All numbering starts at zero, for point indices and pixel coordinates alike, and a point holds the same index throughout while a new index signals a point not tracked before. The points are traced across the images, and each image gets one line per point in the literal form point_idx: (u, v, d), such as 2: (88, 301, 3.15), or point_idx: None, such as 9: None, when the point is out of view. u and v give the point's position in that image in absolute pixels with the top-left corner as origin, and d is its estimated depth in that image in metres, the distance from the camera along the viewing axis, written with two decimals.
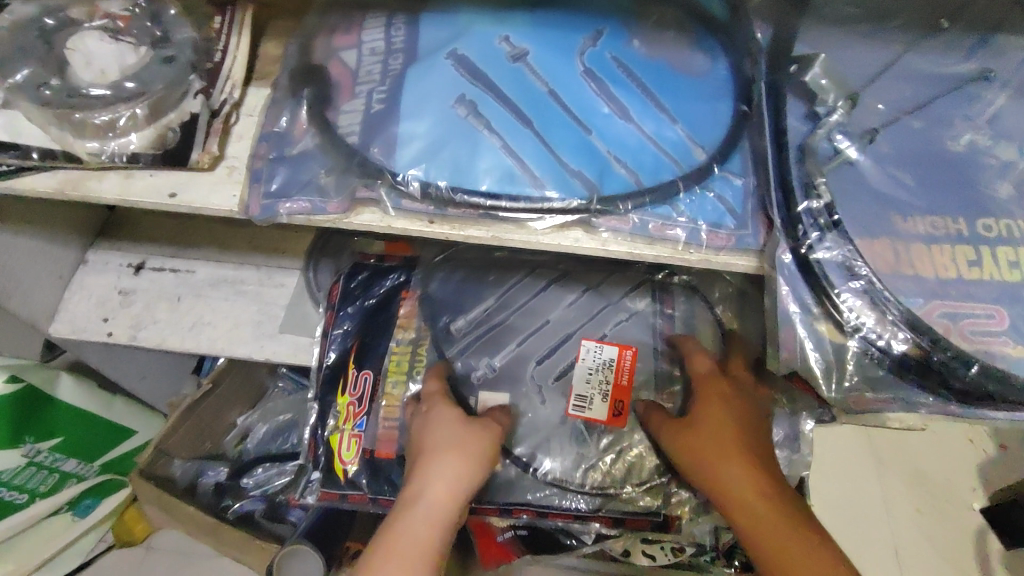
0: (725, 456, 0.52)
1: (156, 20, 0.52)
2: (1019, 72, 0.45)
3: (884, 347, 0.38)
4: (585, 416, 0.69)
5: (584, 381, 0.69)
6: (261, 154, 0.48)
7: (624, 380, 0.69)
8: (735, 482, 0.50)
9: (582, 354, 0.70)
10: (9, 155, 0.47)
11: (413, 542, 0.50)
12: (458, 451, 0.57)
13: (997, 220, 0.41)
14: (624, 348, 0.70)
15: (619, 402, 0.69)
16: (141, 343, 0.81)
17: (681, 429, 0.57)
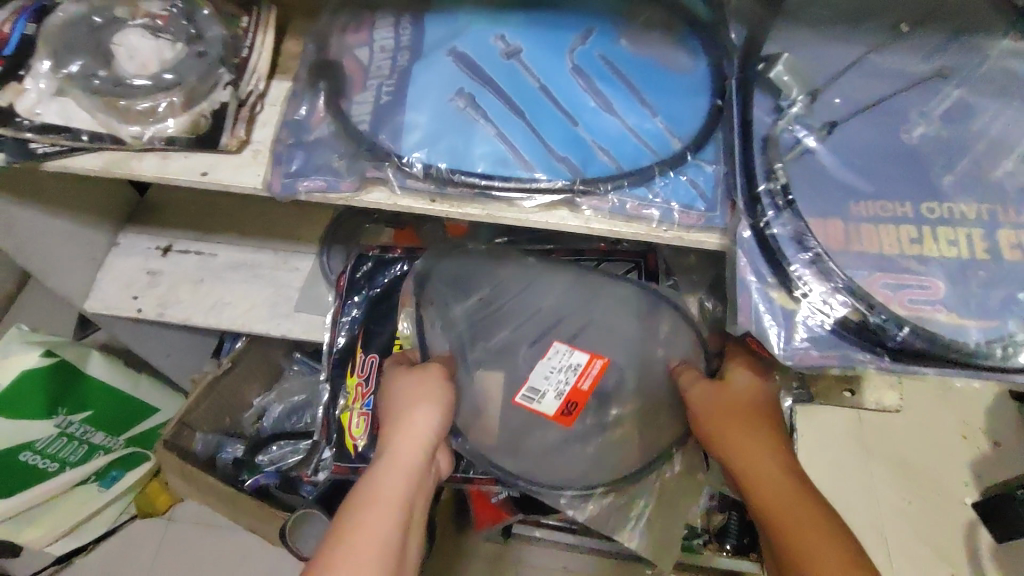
0: (746, 431, 0.61)
1: (190, 19, 0.58)
2: (970, 72, 0.49)
3: (827, 311, 0.42)
4: (531, 407, 0.70)
5: (544, 375, 0.71)
6: (282, 139, 0.54)
7: (584, 385, 0.71)
8: (758, 459, 0.59)
9: (549, 353, 0.72)
10: (61, 137, 0.53)
11: (400, 481, 0.58)
12: (415, 397, 0.65)
13: (941, 204, 0.45)
14: (594, 357, 0.72)
15: (571, 402, 0.70)
16: (167, 319, 0.87)
17: (717, 397, 0.64)
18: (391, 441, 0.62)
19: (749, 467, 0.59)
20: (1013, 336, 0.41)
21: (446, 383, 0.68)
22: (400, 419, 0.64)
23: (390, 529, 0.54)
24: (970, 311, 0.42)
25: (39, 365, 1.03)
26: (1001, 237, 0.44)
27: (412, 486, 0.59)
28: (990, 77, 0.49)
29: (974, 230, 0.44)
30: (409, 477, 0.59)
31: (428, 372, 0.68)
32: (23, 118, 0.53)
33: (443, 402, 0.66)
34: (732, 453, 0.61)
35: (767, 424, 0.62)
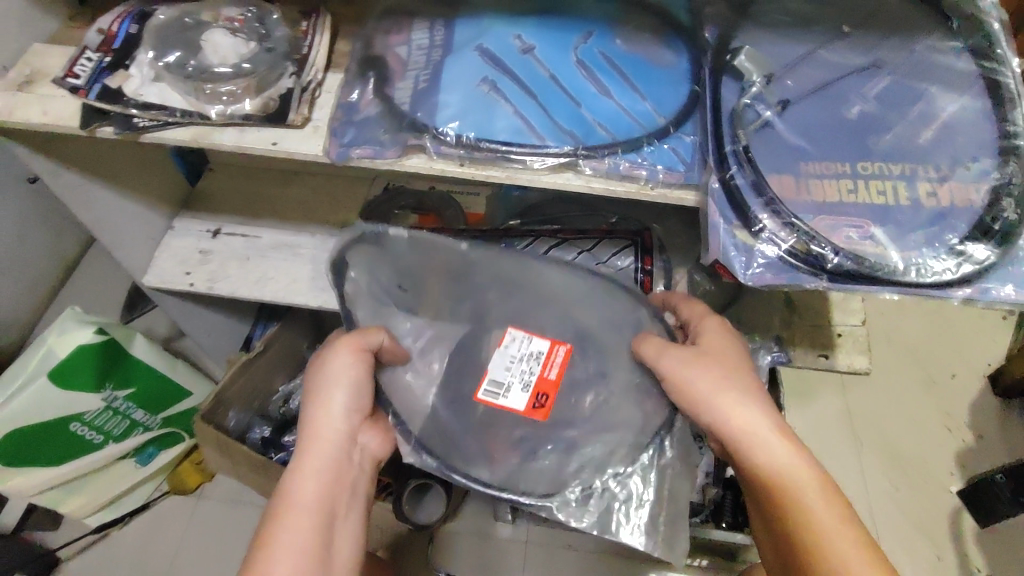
0: (731, 386, 0.60)
1: (261, 22, 0.71)
2: (902, 62, 0.60)
3: (779, 244, 0.53)
4: (498, 402, 0.66)
5: (504, 368, 0.66)
6: (337, 118, 0.66)
7: (551, 374, 0.67)
8: (746, 418, 0.59)
9: (506, 341, 0.68)
10: (159, 113, 0.65)
11: (306, 495, 0.58)
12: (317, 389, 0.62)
13: (873, 163, 0.56)
14: (556, 343, 0.69)
15: (540, 392, 0.66)
16: (216, 292, 0.98)
17: (689, 353, 0.63)
18: (300, 446, 0.60)
19: (738, 427, 0.59)
20: (927, 261, 0.51)
21: (355, 359, 0.62)
22: (308, 419, 0.61)
23: (300, 554, 0.55)
24: (891, 243, 0.52)
25: (93, 341, 1.07)
26: (920, 187, 0.54)
27: (321, 491, 0.58)
28: (918, 65, 0.60)
29: (899, 183, 0.55)
30: (319, 486, 0.59)
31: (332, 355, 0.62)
32: (130, 97, 0.65)
33: (348, 388, 0.62)
34: (716, 414, 0.60)
35: (747, 377, 0.62)
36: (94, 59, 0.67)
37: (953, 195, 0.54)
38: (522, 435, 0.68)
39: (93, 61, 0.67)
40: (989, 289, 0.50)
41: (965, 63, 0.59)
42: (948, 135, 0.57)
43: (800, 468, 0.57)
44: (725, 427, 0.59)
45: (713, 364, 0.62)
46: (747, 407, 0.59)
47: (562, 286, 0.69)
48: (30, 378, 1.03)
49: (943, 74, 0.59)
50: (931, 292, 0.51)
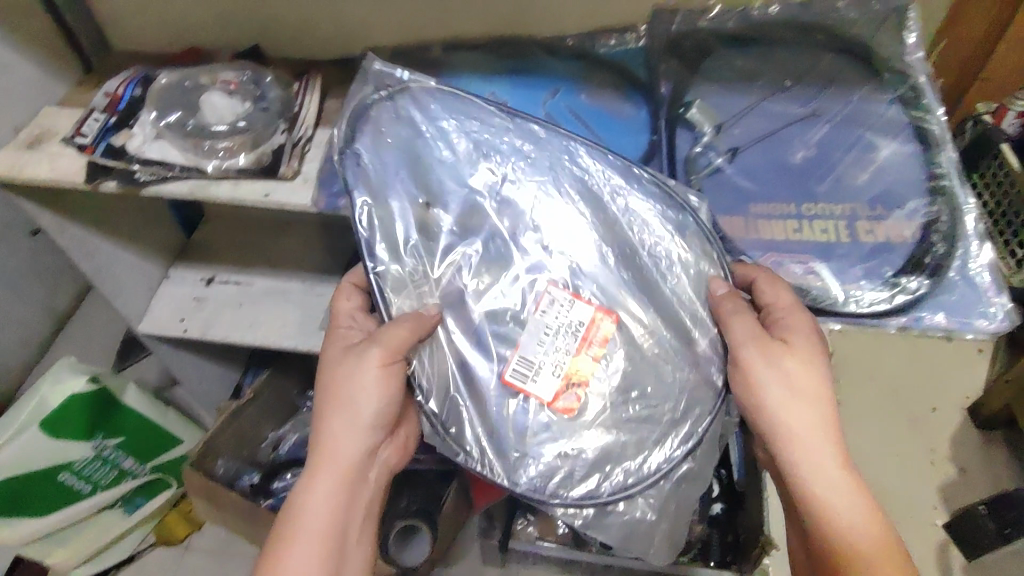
0: (808, 406, 0.55)
1: (257, 84, 0.78)
2: (838, 112, 0.67)
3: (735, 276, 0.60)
4: (524, 387, 0.60)
5: (538, 346, 0.60)
6: (326, 170, 0.71)
7: (589, 356, 0.60)
8: (817, 442, 0.55)
9: (544, 305, 0.60)
10: (159, 169, 0.70)
11: (320, 514, 0.60)
12: (342, 400, 0.62)
13: (817, 203, 0.61)
14: (604, 313, 0.61)
15: (577, 376, 0.60)
16: (208, 337, 1.01)
17: (773, 356, 0.55)
18: (313, 463, 0.61)
19: (805, 454, 0.55)
20: (864, 293, 0.56)
21: (379, 377, 0.60)
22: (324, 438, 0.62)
23: None
24: (832, 276, 0.58)
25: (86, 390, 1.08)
26: (859, 226, 0.60)
27: (335, 511, 0.61)
28: (852, 115, 0.66)
29: (840, 222, 0.60)
30: (331, 507, 0.61)
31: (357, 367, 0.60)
32: (133, 155, 0.71)
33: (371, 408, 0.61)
34: (785, 435, 0.56)
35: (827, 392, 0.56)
36: (101, 119, 0.73)
37: (888, 231, 0.59)
38: (539, 423, 0.60)
39: (100, 121, 0.73)
40: (922, 317, 0.54)
41: (896, 112, 0.65)
42: (882, 174, 0.62)
43: (858, 502, 0.55)
44: (793, 449, 0.56)
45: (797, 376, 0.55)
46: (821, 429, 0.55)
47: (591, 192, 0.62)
48: (20, 429, 1.04)
49: (875, 120, 0.66)
50: (868, 321, 0.55)
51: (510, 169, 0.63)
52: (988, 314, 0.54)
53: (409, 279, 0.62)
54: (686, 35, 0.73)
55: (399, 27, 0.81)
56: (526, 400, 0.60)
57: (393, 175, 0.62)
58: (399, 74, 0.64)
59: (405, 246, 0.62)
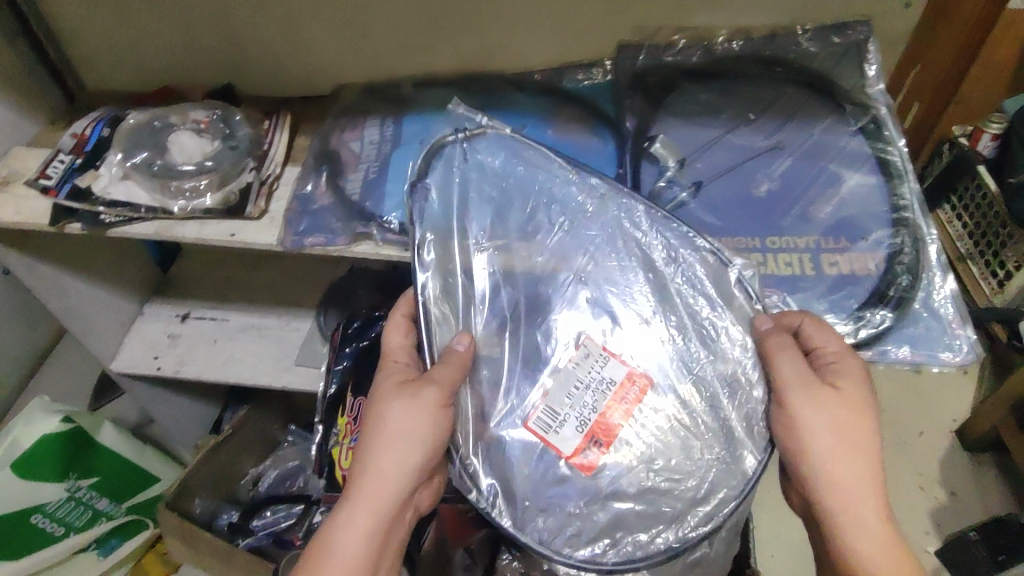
0: (851, 455, 0.53)
1: (226, 123, 0.77)
2: (801, 145, 0.68)
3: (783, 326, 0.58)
4: (546, 438, 0.57)
5: (566, 397, 0.57)
6: (293, 208, 0.71)
7: (615, 418, 0.57)
8: (862, 497, 0.52)
9: (577, 358, 0.58)
10: (125, 209, 0.70)
11: (351, 555, 0.55)
12: (390, 438, 0.57)
13: (781, 237, 0.62)
14: (634, 375, 0.58)
15: (602, 437, 0.56)
16: (183, 375, 1.00)
17: (819, 401, 0.53)
18: (353, 495, 0.56)
19: (848, 508, 0.52)
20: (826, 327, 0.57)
21: (436, 413, 0.56)
22: (368, 471, 0.57)
23: None
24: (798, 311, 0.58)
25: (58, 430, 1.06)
26: (824, 258, 0.60)
27: (368, 552, 0.55)
28: (815, 148, 0.67)
29: (803, 255, 0.60)
30: (363, 546, 0.55)
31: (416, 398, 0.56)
32: (99, 196, 0.70)
33: (424, 446, 0.56)
34: (827, 487, 0.53)
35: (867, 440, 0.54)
36: (67, 161, 0.73)
37: (852, 264, 0.59)
38: (552, 476, 0.57)
39: (66, 163, 0.73)
40: (887, 351, 0.55)
41: (859, 143, 0.66)
42: (845, 207, 0.63)
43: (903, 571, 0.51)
44: (836, 501, 0.53)
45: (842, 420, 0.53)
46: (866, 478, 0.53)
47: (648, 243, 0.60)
48: None
49: (837, 153, 0.66)
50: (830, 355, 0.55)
51: (564, 218, 0.61)
52: (951, 347, 0.54)
53: (455, 325, 0.60)
54: (652, 69, 0.74)
55: (371, 65, 0.82)
56: (544, 453, 0.57)
57: (451, 208, 0.62)
58: (478, 119, 0.64)
59: (452, 282, 0.60)
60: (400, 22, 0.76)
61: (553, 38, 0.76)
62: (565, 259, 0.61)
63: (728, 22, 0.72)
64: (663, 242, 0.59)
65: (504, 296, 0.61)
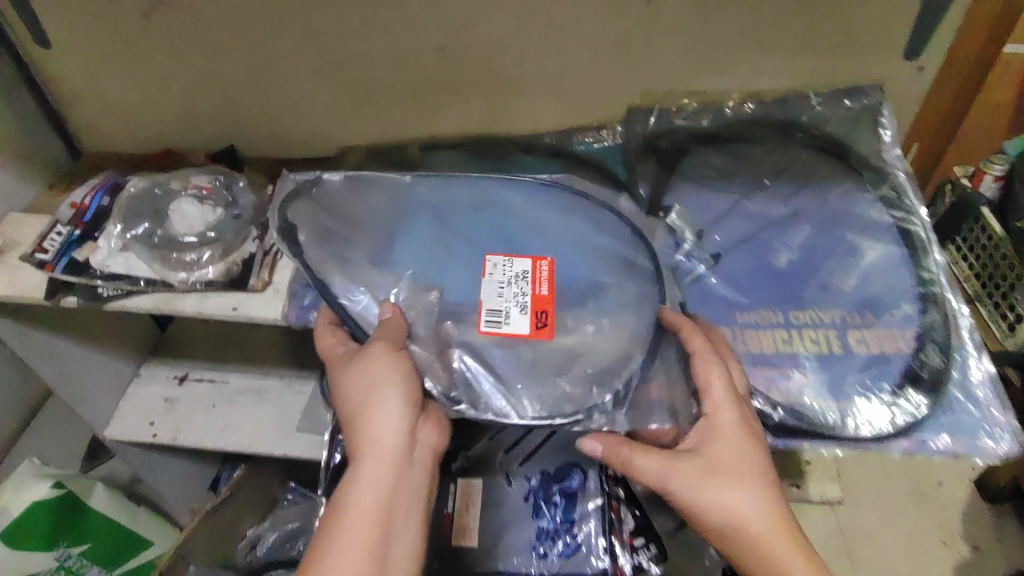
0: (743, 493, 0.51)
1: (229, 189, 0.75)
2: (820, 212, 0.66)
3: (801, 401, 0.55)
4: (501, 333, 0.59)
5: (496, 296, 0.60)
6: (298, 279, 0.69)
7: (544, 292, 0.61)
8: (773, 532, 0.51)
9: (490, 270, 0.62)
10: (123, 282, 0.68)
11: (364, 507, 0.52)
12: (363, 392, 0.55)
13: (805, 311, 0.59)
14: (538, 259, 0.63)
15: (540, 312, 0.59)
16: (180, 442, 0.96)
17: (690, 470, 0.52)
18: (353, 465, 0.53)
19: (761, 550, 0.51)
20: (865, 413, 0.54)
21: (395, 358, 0.55)
22: (354, 428, 0.54)
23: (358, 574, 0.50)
24: (829, 394, 0.55)
25: (47, 498, 1.01)
26: (852, 336, 0.57)
27: (381, 503, 0.52)
28: (835, 215, 0.65)
29: (829, 330, 0.58)
30: (377, 496, 0.52)
31: (369, 355, 0.55)
32: (96, 269, 0.68)
33: (394, 388, 0.54)
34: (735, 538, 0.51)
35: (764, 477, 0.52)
36: (64, 233, 0.70)
37: (881, 340, 0.57)
38: (521, 361, 0.58)
39: (63, 235, 0.70)
40: (926, 440, 0.52)
41: (879, 210, 0.64)
42: (869, 280, 0.60)
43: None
44: (746, 545, 0.51)
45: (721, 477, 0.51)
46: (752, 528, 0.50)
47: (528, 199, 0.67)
48: None
49: (857, 221, 0.64)
50: (870, 445, 0.53)
51: (443, 194, 0.68)
52: (993, 434, 0.52)
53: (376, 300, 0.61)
54: (664, 134, 0.73)
55: (374, 128, 0.81)
56: (507, 346, 0.58)
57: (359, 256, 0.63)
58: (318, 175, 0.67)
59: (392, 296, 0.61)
60: (407, 86, 0.75)
61: (561, 102, 0.75)
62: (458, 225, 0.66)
63: (740, 86, 0.71)
64: (532, 199, 0.67)
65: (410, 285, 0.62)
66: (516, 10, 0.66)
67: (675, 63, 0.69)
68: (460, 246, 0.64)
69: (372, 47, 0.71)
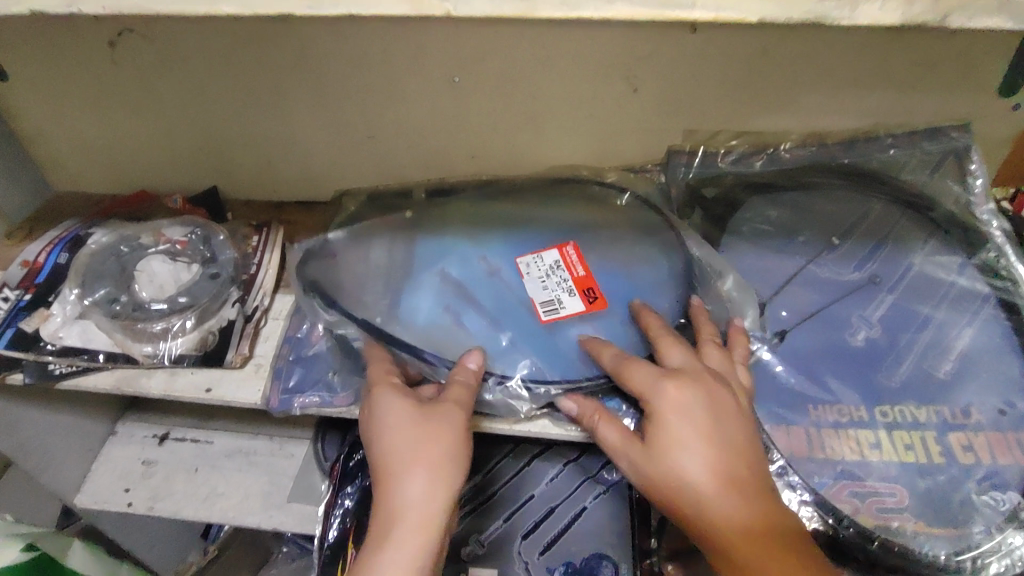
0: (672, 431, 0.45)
1: (207, 244, 0.65)
2: (900, 279, 0.57)
3: (897, 528, 0.47)
4: (562, 320, 0.56)
5: (539, 289, 0.57)
6: (283, 354, 0.59)
7: (581, 271, 0.58)
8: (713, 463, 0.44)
9: (524, 270, 0.58)
10: (80, 358, 0.58)
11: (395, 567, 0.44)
12: (412, 448, 0.47)
13: (893, 407, 0.51)
14: (563, 245, 0.59)
15: (586, 289, 0.57)
16: (156, 513, 0.81)
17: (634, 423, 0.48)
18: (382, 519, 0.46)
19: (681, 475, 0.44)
20: (981, 547, 0.46)
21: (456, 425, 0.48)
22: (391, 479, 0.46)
23: None
24: (933, 519, 0.47)
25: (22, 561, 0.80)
26: (953, 440, 0.49)
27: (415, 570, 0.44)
28: (920, 283, 0.57)
29: (926, 432, 0.50)
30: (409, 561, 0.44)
31: (449, 423, 0.47)
32: (47, 342, 0.58)
33: (451, 458, 0.47)
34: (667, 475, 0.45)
35: (730, 447, 0.44)
36: (11, 298, 0.61)
37: (991, 448, 0.49)
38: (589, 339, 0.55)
39: (10, 301, 0.61)
40: None
41: (969, 281, 0.57)
42: (968, 369, 0.52)
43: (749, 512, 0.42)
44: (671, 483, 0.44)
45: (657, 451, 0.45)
46: (691, 488, 0.43)
47: (549, 219, 0.63)
48: None
49: (944, 297, 0.56)
50: None
51: (450, 228, 0.62)
52: None
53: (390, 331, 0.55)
54: (709, 181, 0.64)
55: (377, 168, 0.72)
56: (574, 328, 0.55)
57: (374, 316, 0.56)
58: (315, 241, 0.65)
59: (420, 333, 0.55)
60: (415, 124, 0.66)
61: (590, 140, 0.65)
62: (471, 279, 0.58)
63: (800, 126, 0.61)
64: (558, 218, 0.63)
65: (434, 321, 0.56)
66: (544, 42, 0.55)
67: (730, 99, 0.59)
68: (470, 316, 0.56)
69: (374, 82, 0.61)
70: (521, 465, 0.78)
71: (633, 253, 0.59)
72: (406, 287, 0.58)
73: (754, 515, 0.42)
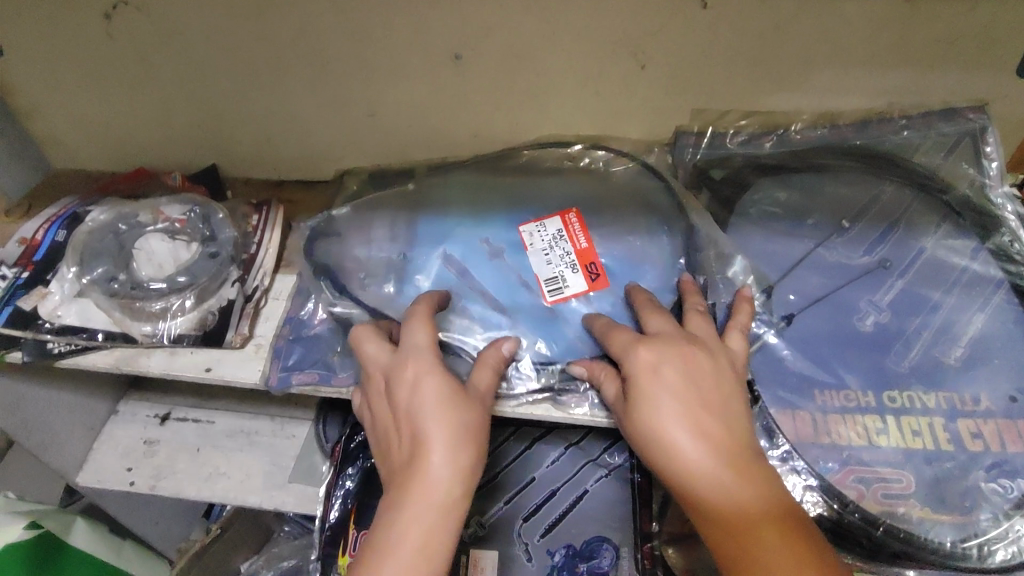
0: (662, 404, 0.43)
1: (206, 223, 0.64)
2: (910, 264, 0.56)
3: (903, 515, 0.47)
4: (567, 298, 0.56)
5: (543, 262, 0.57)
6: (283, 335, 0.59)
7: (583, 243, 0.58)
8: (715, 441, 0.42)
9: (528, 241, 0.59)
10: (78, 337, 0.57)
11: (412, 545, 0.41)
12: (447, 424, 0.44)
13: (902, 392, 0.50)
14: (565, 213, 0.60)
15: (589, 261, 0.57)
16: (159, 492, 0.81)
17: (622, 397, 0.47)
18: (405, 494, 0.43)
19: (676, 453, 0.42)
20: (988, 534, 0.45)
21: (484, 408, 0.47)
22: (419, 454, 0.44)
23: None
24: (940, 506, 0.47)
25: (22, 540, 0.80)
26: (962, 426, 0.49)
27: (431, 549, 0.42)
28: (930, 268, 0.56)
29: (934, 418, 0.49)
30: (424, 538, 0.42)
31: (487, 406, 0.47)
32: (44, 320, 0.58)
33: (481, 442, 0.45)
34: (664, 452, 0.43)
35: (722, 420, 0.43)
36: (10, 276, 0.60)
37: (1001, 435, 0.48)
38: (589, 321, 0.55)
39: (8, 279, 0.60)
40: None
41: (981, 266, 0.56)
42: (979, 355, 0.51)
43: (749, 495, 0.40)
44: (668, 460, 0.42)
45: (643, 419, 0.44)
46: (690, 464, 0.41)
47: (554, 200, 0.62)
48: None
49: (955, 283, 0.55)
50: None
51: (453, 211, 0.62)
52: None
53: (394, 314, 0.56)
54: (716, 164, 0.63)
55: (379, 147, 0.70)
56: (577, 307, 0.56)
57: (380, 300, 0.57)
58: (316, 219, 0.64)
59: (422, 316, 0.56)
60: (419, 102, 0.64)
61: (596, 119, 0.64)
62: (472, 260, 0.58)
63: (812, 107, 0.60)
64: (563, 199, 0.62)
65: None
66: (550, 18, 0.54)
67: (742, 78, 0.57)
68: (472, 298, 0.56)
69: (376, 57, 0.60)
70: (524, 447, 0.77)
71: (635, 238, 0.59)
72: (411, 270, 0.59)
73: (757, 494, 0.39)
